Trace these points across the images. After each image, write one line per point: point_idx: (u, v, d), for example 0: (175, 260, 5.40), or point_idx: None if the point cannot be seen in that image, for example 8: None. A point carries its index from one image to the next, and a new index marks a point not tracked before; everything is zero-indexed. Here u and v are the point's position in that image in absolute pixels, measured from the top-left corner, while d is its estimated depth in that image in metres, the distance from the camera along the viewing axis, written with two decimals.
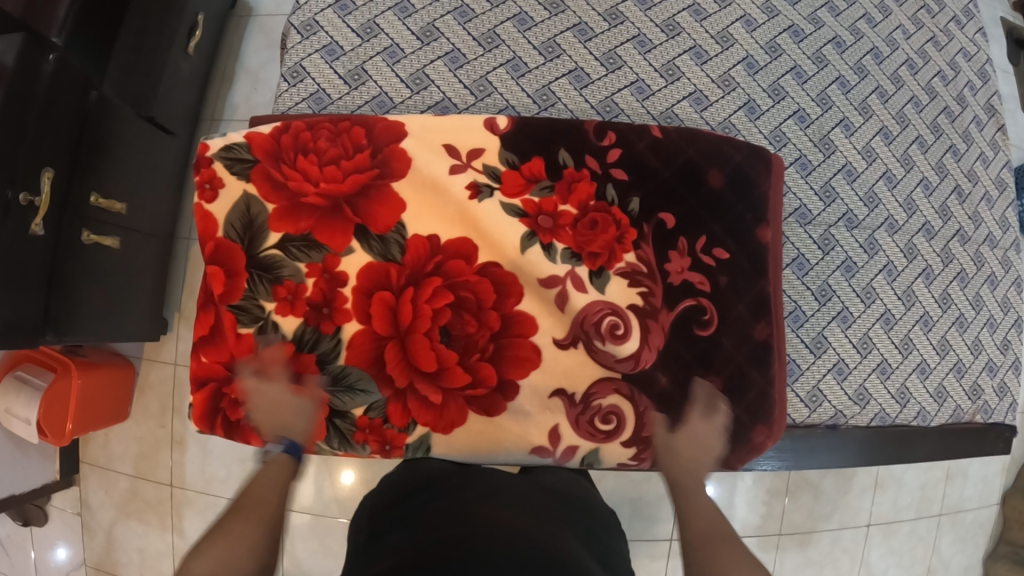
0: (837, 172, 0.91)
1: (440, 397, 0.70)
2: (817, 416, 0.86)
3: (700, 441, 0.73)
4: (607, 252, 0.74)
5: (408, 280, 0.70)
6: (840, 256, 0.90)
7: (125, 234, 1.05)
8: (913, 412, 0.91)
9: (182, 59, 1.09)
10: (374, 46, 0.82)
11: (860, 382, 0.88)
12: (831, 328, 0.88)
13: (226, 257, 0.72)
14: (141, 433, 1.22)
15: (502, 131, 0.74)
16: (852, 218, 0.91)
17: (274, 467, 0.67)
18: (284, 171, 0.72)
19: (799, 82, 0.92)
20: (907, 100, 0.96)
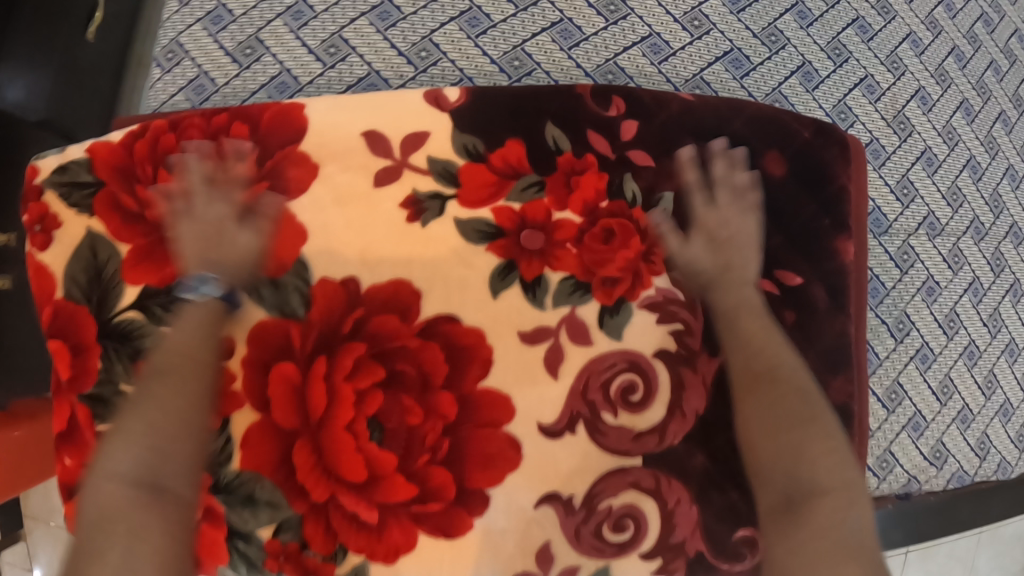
0: (916, 160, 0.65)
1: (374, 514, 0.48)
2: (887, 488, 0.62)
3: (732, 241, 0.49)
4: (628, 276, 0.49)
5: (316, 347, 0.48)
6: (921, 276, 0.64)
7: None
8: (992, 466, 0.66)
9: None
10: (274, 6, 0.59)
11: (938, 437, 0.63)
12: (908, 371, 0.63)
13: (70, 326, 0.51)
14: None
15: (451, 106, 0.49)
16: (934, 222, 0.65)
17: (194, 318, 0.45)
18: (139, 197, 0.50)
19: (864, 38, 0.66)
20: (986, 66, 0.71)
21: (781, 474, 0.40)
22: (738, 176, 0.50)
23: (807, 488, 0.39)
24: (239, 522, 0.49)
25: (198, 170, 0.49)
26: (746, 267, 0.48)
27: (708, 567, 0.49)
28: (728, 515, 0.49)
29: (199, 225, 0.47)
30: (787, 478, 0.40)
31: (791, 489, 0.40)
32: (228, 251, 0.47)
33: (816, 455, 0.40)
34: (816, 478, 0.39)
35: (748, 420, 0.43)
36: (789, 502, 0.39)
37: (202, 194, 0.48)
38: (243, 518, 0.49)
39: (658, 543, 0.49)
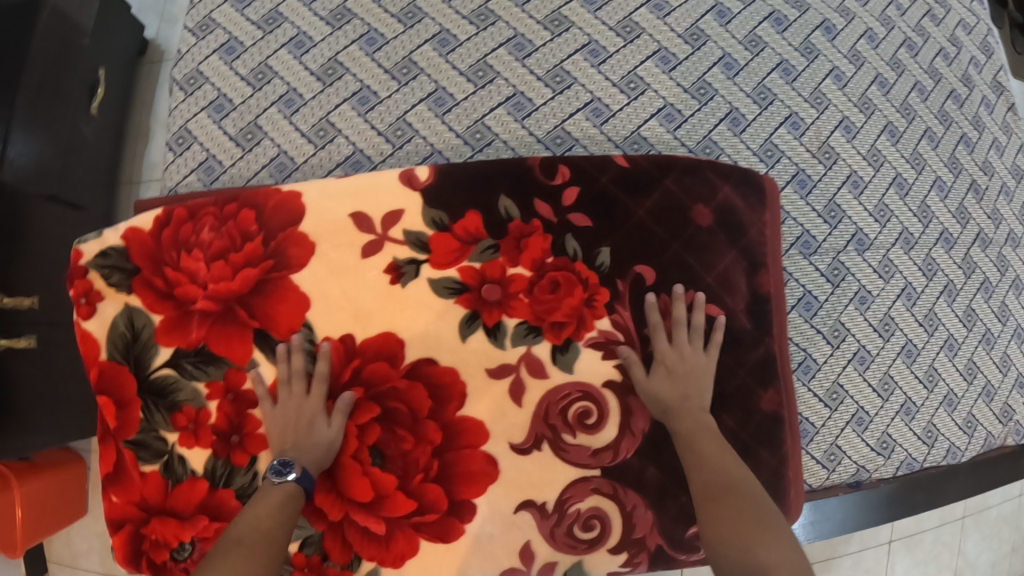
0: (842, 185, 0.72)
1: (382, 527, 0.58)
2: (836, 478, 0.70)
3: (689, 375, 0.58)
4: (575, 319, 0.59)
5: (324, 394, 0.58)
6: (853, 287, 0.71)
7: (57, 336, 0.93)
8: (942, 452, 0.74)
9: (83, 119, 0.96)
10: (268, 95, 0.68)
11: (883, 429, 0.71)
12: (848, 372, 0.70)
13: (113, 385, 0.60)
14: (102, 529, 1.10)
15: (423, 185, 0.59)
16: (862, 239, 0.72)
17: (272, 497, 0.53)
18: (167, 277, 0.60)
19: (787, 80, 0.74)
20: (910, 88, 0.77)
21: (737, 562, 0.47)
22: (698, 317, 0.60)
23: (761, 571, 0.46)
24: None
25: (287, 365, 0.58)
26: (701, 397, 0.58)
27: (667, 558, 0.61)
28: (681, 516, 0.60)
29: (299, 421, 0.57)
30: (741, 565, 0.47)
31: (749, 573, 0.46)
32: (316, 442, 0.56)
33: (766, 546, 0.47)
34: (766, 561, 0.46)
35: (712, 528, 0.50)
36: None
37: (290, 388, 0.57)
38: None
39: (621, 539, 0.60)
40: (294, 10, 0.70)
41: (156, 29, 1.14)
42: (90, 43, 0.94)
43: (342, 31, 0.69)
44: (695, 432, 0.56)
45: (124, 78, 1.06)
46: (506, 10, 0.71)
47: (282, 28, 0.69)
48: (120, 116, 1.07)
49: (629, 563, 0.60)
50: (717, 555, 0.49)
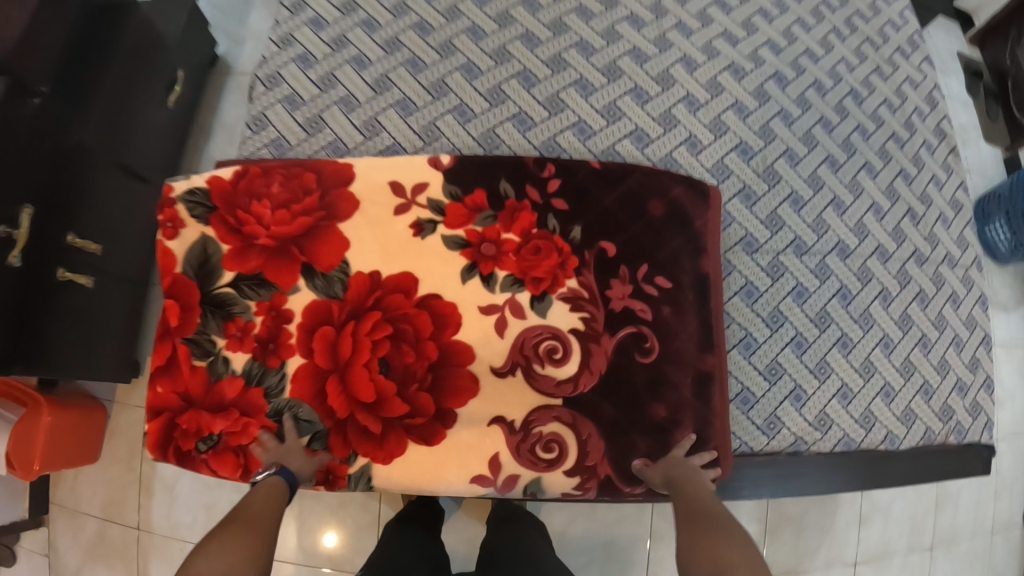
0: (783, 201, 0.88)
1: (380, 427, 0.72)
2: (776, 443, 0.82)
3: (682, 466, 0.72)
4: (550, 278, 0.75)
5: (349, 314, 0.74)
6: (791, 282, 0.86)
7: (107, 282, 1.08)
8: (880, 437, 0.87)
9: (160, 110, 1.15)
10: (332, 96, 0.88)
11: (820, 408, 0.85)
12: (784, 354, 0.84)
13: (181, 291, 0.76)
14: (110, 475, 1.17)
15: (445, 166, 0.77)
16: (801, 244, 0.87)
17: (263, 488, 0.66)
18: (239, 217, 0.77)
19: (740, 117, 0.91)
20: (853, 128, 0.94)
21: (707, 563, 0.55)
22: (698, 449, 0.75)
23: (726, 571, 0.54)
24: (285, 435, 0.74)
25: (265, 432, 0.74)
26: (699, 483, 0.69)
27: (614, 487, 0.74)
28: (627, 448, 0.74)
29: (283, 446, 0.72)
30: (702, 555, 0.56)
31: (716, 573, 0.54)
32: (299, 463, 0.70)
33: (723, 549, 0.56)
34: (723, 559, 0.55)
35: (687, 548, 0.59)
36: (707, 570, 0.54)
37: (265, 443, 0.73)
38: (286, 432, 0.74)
39: (575, 462, 0.73)
40: (360, 37, 0.91)
41: (226, 47, 1.35)
42: (175, 47, 1.15)
43: (393, 56, 0.90)
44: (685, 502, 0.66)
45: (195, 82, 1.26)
46: (519, 51, 0.92)
47: (347, 49, 0.90)
48: (189, 115, 1.27)
49: (579, 487, 0.73)
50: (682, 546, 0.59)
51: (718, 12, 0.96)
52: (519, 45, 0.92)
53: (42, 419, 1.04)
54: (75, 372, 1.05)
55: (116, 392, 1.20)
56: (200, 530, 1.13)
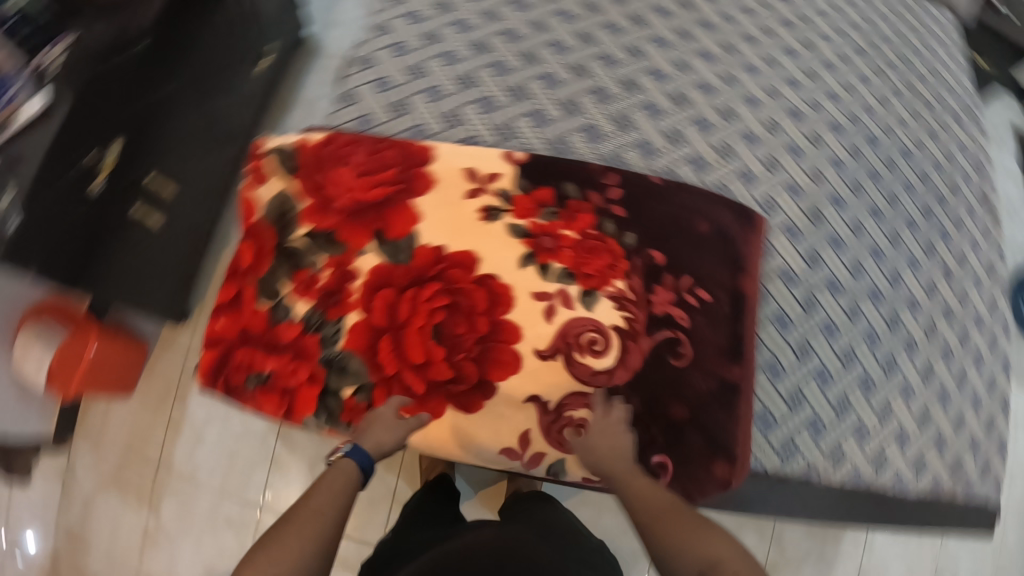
0: (825, 242, 0.93)
1: (423, 389, 0.78)
2: (790, 468, 0.88)
3: (612, 434, 0.76)
4: (599, 276, 0.81)
5: (411, 281, 0.79)
6: (822, 318, 0.91)
7: (181, 231, 1.12)
8: (889, 478, 0.91)
9: (253, 77, 1.17)
10: (419, 85, 0.92)
11: (837, 441, 0.90)
12: (808, 384, 0.90)
13: (258, 236, 0.83)
14: (139, 412, 1.21)
15: (518, 160, 0.83)
16: (836, 284, 0.92)
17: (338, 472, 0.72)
18: (321, 178, 0.83)
19: (795, 159, 0.95)
20: (899, 184, 0.98)
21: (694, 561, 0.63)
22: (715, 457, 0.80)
23: (714, 561, 0.62)
24: (333, 382, 0.80)
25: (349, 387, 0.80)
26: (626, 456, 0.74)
27: None
28: (649, 443, 0.80)
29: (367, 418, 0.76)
30: (696, 559, 0.63)
31: (705, 565, 0.62)
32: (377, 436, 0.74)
33: (712, 545, 0.64)
34: (714, 553, 0.63)
35: (666, 546, 0.65)
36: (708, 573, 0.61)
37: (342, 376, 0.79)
38: (335, 378, 0.80)
39: None
40: (450, 35, 0.95)
41: (318, 27, 1.35)
42: (274, 22, 1.17)
43: (482, 56, 0.94)
44: (634, 495, 0.71)
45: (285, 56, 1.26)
46: (598, 70, 0.94)
47: (439, 44, 0.95)
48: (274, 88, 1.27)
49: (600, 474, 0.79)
50: (669, 555, 0.65)
51: (789, 59, 0.99)
52: (600, 65, 0.94)
53: (91, 349, 1.09)
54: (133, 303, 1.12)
55: (161, 334, 1.24)
56: (218, 478, 1.16)
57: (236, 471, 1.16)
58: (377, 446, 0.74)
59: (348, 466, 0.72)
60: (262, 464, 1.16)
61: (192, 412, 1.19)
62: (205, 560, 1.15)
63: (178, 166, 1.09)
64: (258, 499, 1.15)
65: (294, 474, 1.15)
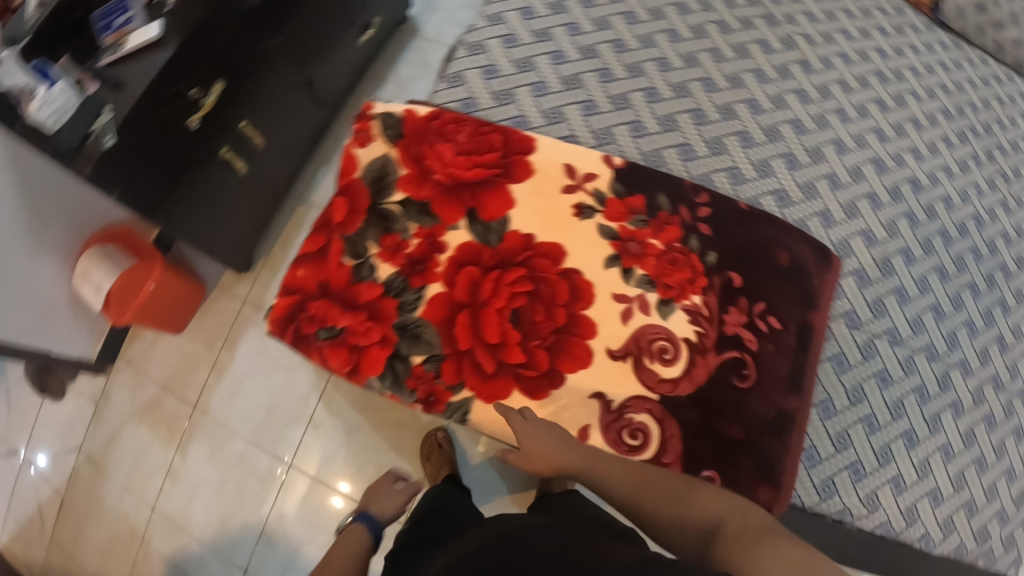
0: (890, 293, 0.95)
1: (493, 368, 0.79)
2: (825, 506, 0.89)
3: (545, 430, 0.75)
4: (678, 288, 0.83)
5: (498, 262, 0.81)
6: (878, 366, 0.93)
7: (257, 178, 1.18)
8: (917, 533, 0.92)
9: (352, 48, 1.23)
10: (525, 78, 0.95)
11: (874, 488, 0.91)
12: (854, 428, 0.91)
13: (353, 195, 0.85)
14: (186, 350, 1.24)
15: (615, 165, 0.85)
16: (895, 334, 0.94)
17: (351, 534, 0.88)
18: (424, 149, 0.85)
19: (873, 207, 0.97)
20: (968, 249, 1.00)
21: (696, 529, 0.65)
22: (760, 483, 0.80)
23: (714, 524, 0.64)
24: (405, 348, 0.80)
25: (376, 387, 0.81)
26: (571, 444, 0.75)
27: None
28: (699, 459, 0.80)
29: (371, 494, 1.00)
30: (698, 527, 0.65)
31: (707, 531, 0.64)
32: (381, 503, 0.97)
33: (708, 507, 0.66)
34: (712, 515, 0.65)
35: (668, 525, 0.67)
36: (710, 538, 0.63)
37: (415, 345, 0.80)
38: (407, 344, 0.80)
39: (653, 454, 0.79)
40: (561, 35, 0.98)
41: (418, 10, 1.39)
42: None
43: (590, 60, 0.97)
44: (611, 480, 0.72)
45: (384, 33, 1.31)
46: (698, 91, 0.97)
47: (549, 42, 0.98)
48: (369, 61, 1.32)
49: None
50: (673, 534, 0.66)
51: (877, 109, 1.02)
52: (698, 85, 0.97)
53: (147, 285, 1.11)
54: (202, 245, 1.12)
55: (221, 279, 1.27)
56: (250, 429, 1.17)
57: (273, 425, 1.17)
58: (380, 512, 0.96)
59: (357, 528, 0.91)
60: (300, 423, 1.17)
61: (239, 359, 1.21)
62: (220, 509, 1.16)
63: (269, 117, 1.12)
64: (287, 457, 1.15)
65: (330, 436, 1.15)
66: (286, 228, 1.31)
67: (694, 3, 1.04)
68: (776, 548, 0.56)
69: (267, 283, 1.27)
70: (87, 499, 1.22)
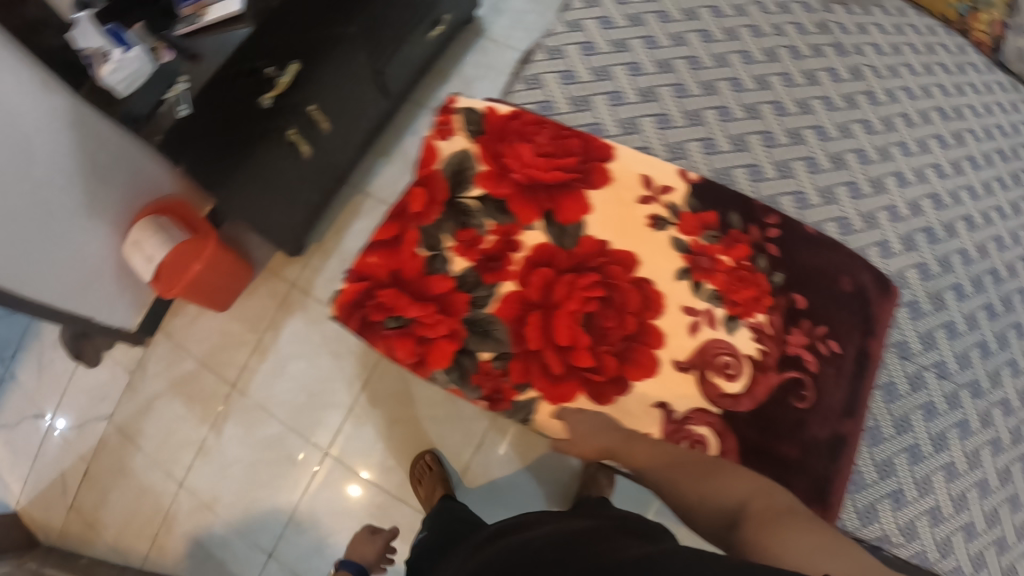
0: (940, 326, 0.97)
1: (562, 370, 0.79)
2: (865, 532, 0.89)
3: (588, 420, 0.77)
4: (745, 306, 0.85)
5: (572, 266, 0.82)
6: (924, 398, 0.94)
7: (319, 164, 1.18)
8: (949, 567, 0.89)
9: (422, 44, 1.24)
10: (603, 86, 0.96)
11: (911, 518, 0.90)
12: (899, 457, 0.92)
13: (432, 186, 0.85)
14: (229, 328, 1.24)
15: (691, 180, 0.87)
16: (944, 368, 0.95)
17: None
18: (504, 148, 0.86)
19: (930, 241, 0.99)
20: (1015, 290, 1.02)
21: (720, 509, 0.70)
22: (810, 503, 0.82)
23: (738, 505, 0.70)
24: (472, 344, 0.80)
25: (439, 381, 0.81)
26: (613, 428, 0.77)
27: None
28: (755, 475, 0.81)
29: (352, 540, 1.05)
30: (721, 507, 0.71)
31: (731, 512, 0.70)
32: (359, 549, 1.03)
33: (730, 487, 0.72)
34: (736, 498, 0.70)
35: (695, 501, 0.73)
36: (734, 520, 0.69)
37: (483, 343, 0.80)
38: (475, 340, 0.80)
39: None
40: (638, 47, 1.00)
41: (484, 10, 1.40)
42: None
43: (666, 75, 0.98)
44: (643, 460, 0.76)
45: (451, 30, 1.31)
46: (769, 114, 0.98)
47: (626, 53, 0.99)
48: (436, 57, 1.32)
49: None
50: (695, 509, 0.72)
51: (938, 145, 1.04)
52: (769, 108, 0.99)
53: (193, 265, 1.09)
54: (256, 222, 1.13)
55: (269, 261, 1.27)
56: (288, 413, 1.17)
57: (312, 410, 1.17)
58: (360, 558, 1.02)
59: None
60: (340, 412, 1.16)
61: (282, 342, 1.21)
62: (251, 490, 1.16)
63: (337, 103, 1.12)
64: (323, 444, 1.15)
65: (371, 428, 1.15)
66: (340, 217, 1.30)
67: (767, 26, 1.05)
68: (797, 532, 0.65)
69: (316, 269, 1.26)
70: (113, 470, 1.21)
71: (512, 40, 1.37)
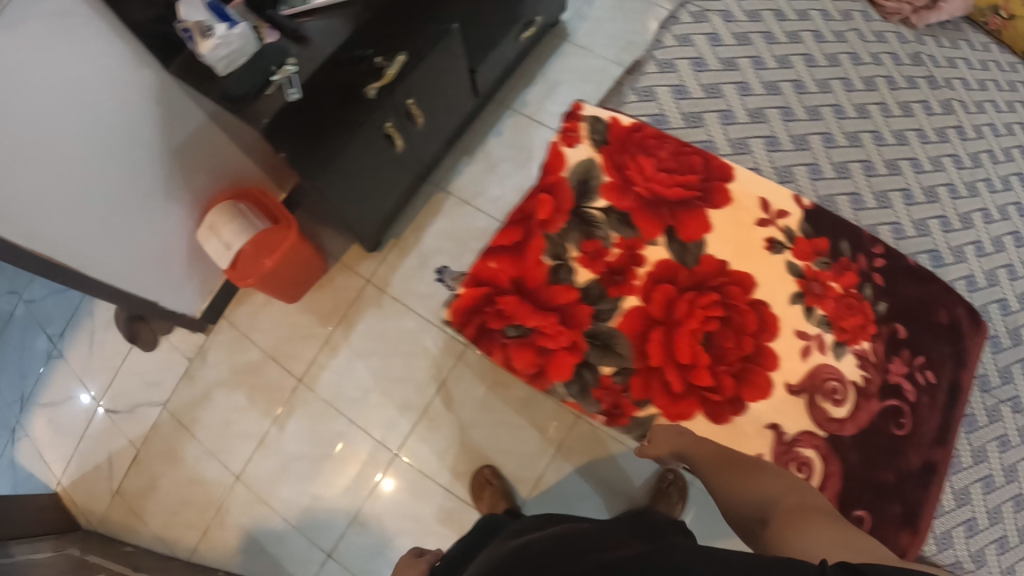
0: (1017, 361, 0.96)
1: (682, 388, 0.80)
2: (939, 555, 0.87)
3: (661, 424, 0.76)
4: (853, 332, 0.86)
5: (692, 284, 0.82)
6: (998, 429, 0.93)
7: (405, 159, 1.13)
8: None
9: (514, 45, 1.21)
10: (714, 104, 0.97)
11: (982, 546, 0.88)
12: (974, 486, 0.91)
13: (557, 194, 0.85)
14: (296, 321, 1.21)
15: (804, 206, 0.88)
16: (1018, 402, 0.94)
17: None
18: (628, 161, 0.86)
19: (1010, 277, 0.99)
20: None
21: (752, 506, 0.64)
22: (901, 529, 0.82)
23: (769, 500, 0.64)
24: (593, 358, 0.80)
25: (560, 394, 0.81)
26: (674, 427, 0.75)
27: None
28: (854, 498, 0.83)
29: None
30: (753, 501, 0.65)
31: (761, 507, 0.64)
32: None
33: (767, 484, 0.66)
34: (768, 493, 0.64)
35: (726, 488, 0.67)
36: (761, 516, 0.63)
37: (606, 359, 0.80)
38: (597, 354, 0.80)
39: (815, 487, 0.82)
40: (746, 66, 1.00)
41: (569, 14, 1.39)
42: None
43: (773, 96, 0.99)
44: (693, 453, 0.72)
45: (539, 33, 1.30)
46: (869, 143, 1.00)
47: (736, 72, 1.00)
48: (523, 58, 1.31)
49: None
50: (729, 504, 0.67)
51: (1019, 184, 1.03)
52: (869, 138, 1.00)
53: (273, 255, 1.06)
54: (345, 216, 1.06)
55: (343, 254, 1.25)
56: (359, 412, 1.15)
57: (382, 409, 1.15)
58: None
59: None
60: (411, 413, 1.15)
61: (355, 340, 1.19)
62: (310, 488, 1.13)
63: (432, 100, 1.08)
64: (393, 445, 1.13)
65: (445, 432, 1.14)
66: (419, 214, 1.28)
67: (866, 55, 1.06)
68: (820, 527, 0.58)
69: (392, 265, 1.24)
70: (163, 455, 1.17)
71: (596, 47, 1.35)
